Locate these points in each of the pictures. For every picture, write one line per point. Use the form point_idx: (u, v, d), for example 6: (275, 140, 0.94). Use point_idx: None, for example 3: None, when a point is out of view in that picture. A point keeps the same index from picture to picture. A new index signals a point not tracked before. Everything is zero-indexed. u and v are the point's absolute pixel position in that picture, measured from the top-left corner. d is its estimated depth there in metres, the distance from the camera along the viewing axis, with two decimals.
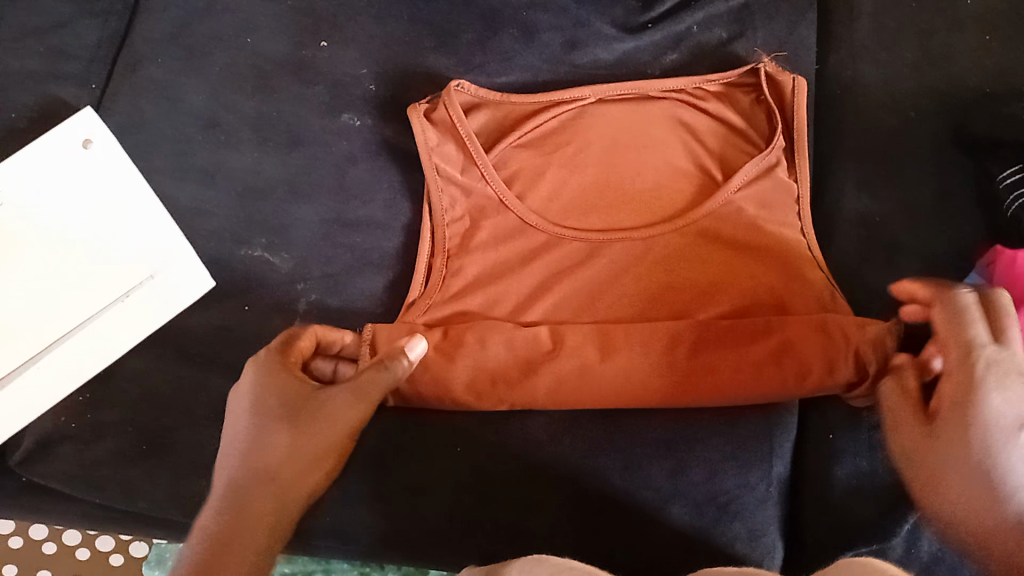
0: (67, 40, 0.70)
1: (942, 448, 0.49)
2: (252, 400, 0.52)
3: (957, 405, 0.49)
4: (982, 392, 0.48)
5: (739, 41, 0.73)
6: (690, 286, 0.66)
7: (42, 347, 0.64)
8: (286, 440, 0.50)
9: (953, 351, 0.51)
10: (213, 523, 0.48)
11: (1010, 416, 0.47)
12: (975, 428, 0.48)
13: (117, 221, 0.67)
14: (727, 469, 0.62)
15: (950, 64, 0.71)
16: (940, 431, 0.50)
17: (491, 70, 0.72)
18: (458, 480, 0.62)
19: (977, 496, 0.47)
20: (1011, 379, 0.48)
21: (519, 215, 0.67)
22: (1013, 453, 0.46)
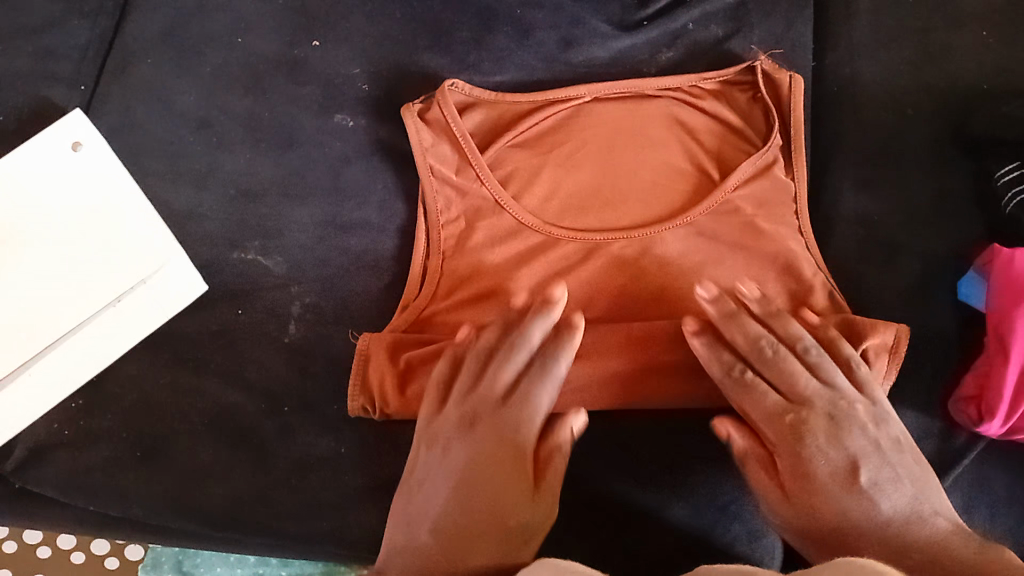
0: (57, 41, 0.69)
1: (801, 516, 0.52)
2: (461, 470, 0.52)
3: (801, 466, 0.52)
4: (809, 454, 0.52)
5: (736, 38, 0.72)
6: (682, 288, 0.65)
7: (31, 356, 0.62)
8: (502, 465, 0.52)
9: (767, 413, 0.54)
10: (423, 542, 0.49)
11: (841, 466, 0.52)
12: (828, 484, 0.51)
13: (108, 226, 0.65)
14: (726, 470, 0.61)
15: (947, 61, 0.70)
16: (799, 494, 0.52)
17: (485, 69, 0.71)
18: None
19: (840, 542, 0.50)
20: (836, 431, 0.53)
21: (514, 215, 0.66)
22: (870, 500, 0.50)
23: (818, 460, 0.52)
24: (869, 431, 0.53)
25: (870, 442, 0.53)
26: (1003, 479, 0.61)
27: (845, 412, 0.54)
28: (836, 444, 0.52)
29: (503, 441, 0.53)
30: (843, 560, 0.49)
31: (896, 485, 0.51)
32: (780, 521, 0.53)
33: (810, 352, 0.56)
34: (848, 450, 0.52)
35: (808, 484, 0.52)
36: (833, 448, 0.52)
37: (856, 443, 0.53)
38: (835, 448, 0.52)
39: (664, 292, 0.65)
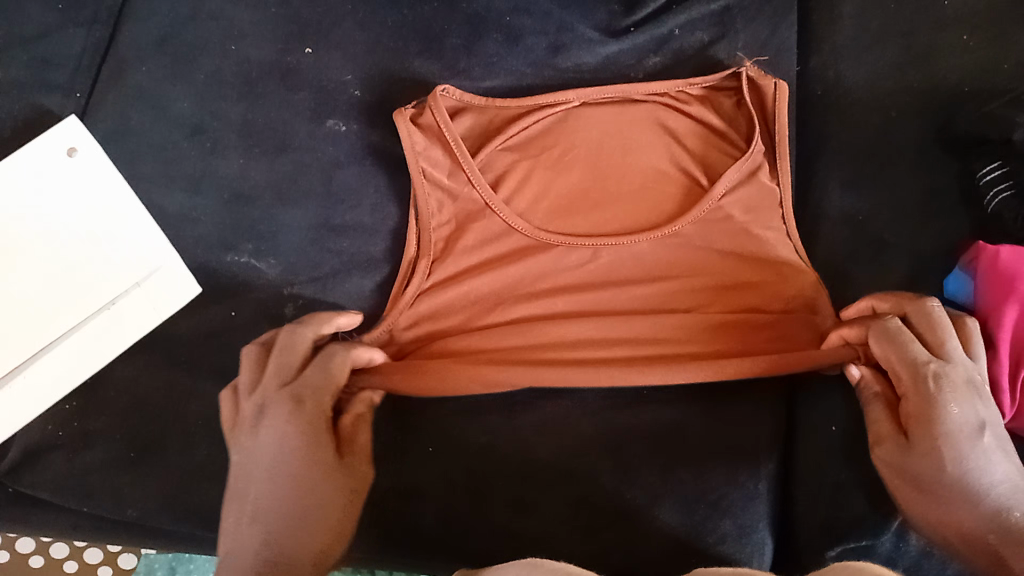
0: (53, 50, 0.68)
1: (903, 465, 0.51)
2: (280, 475, 0.49)
3: (929, 422, 0.50)
4: (945, 403, 0.50)
5: (721, 43, 0.73)
6: (669, 289, 0.67)
7: (29, 356, 0.63)
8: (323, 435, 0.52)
9: (918, 370, 0.51)
10: (258, 524, 0.47)
11: (971, 424, 0.50)
12: (950, 439, 0.49)
13: (102, 231, 0.66)
14: (716, 467, 0.62)
15: (930, 62, 0.71)
16: (917, 441, 0.50)
17: (476, 75, 0.73)
18: (450, 484, 0.62)
19: (948, 493, 0.49)
20: (965, 392, 0.51)
21: (504, 219, 0.67)
22: (986, 460, 0.49)
23: (950, 418, 0.50)
24: (989, 400, 0.52)
25: (990, 411, 0.51)
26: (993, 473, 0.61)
27: (977, 379, 0.52)
28: (968, 403, 0.50)
29: (312, 420, 0.52)
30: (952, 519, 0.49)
31: (1006, 456, 0.50)
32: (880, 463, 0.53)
33: (931, 316, 0.54)
34: (978, 416, 0.50)
35: (940, 441, 0.49)
36: (968, 406, 0.50)
37: (980, 407, 0.51)
38: (969, 406, 0.50)
39: (656, 295, 0.67)
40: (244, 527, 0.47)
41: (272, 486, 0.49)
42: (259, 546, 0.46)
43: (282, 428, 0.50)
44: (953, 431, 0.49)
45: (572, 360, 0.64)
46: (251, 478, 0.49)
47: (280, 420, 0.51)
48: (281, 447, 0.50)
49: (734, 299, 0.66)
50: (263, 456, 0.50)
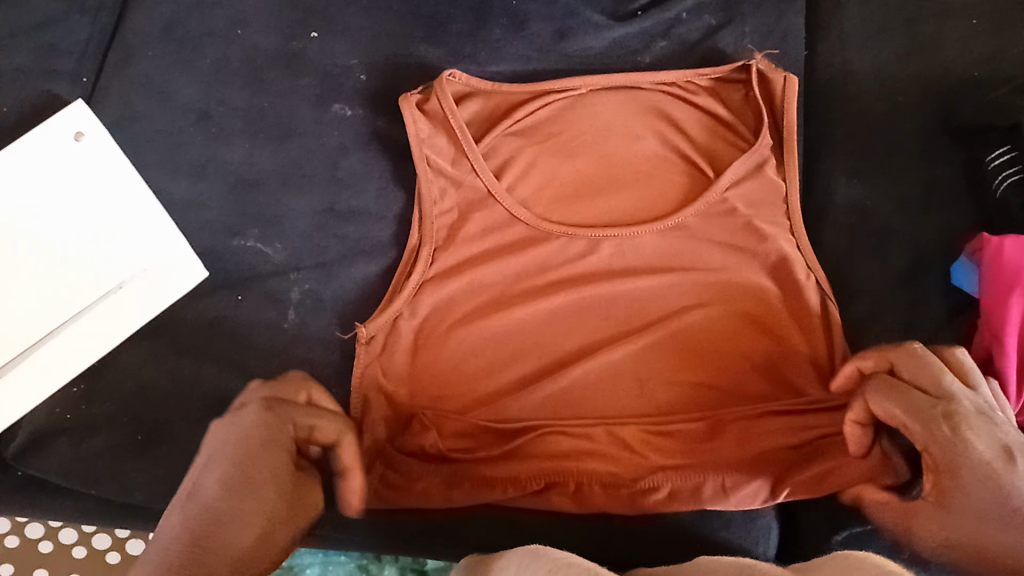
0: (58, 36, 0.69)
1: (942, 527, 0.48)
2: (231, 459, 0.46)
3: (954, 467, 0.47)
4: (962, 442, 0.47)
5: (727, 29, 0.72)
6: (657, 309, 0.66)
7: (33, 341, 0.63)
8: (281, 447, 0.49)
9: (924, 417, 0.49)
10: (180, 519, 0.44)
11: (999, 454, 0.46)
12: (982, 480, 0.46)
13: (107, 216, 0.66)
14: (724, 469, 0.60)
15: (937, 49, 0.70)
16: (949, 494, 0.47)
17: (482, 60, 0.72)
18: (456, 467, 0.61)
19: (1005, 541, 0.46)
20: (979, 422, 0.48)
21: (508, 209, 0.66)
22: None
23: (974, 462, 0.46)
24: (1007, 426, 0.48)
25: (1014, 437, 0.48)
26: None
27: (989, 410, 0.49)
28: (986, 432, 0.47)
29: (279, 430, 0.49)
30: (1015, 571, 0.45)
31: None
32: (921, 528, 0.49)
33: (918, 356, 0.52)
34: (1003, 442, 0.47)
35: (966, 487, 0.46)
36: (987, 436, 0.47)
37: (1000, 433, 0.47)
38: (989, 436, 0.47)
39: (655, 297, 0.66)
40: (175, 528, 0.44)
41: (216, 490, 0.45)
42: (176, 534, 0.43)
43: (251, 425, 0.48)
44: (979, 469, 0.46)
45: (590, 384, 0.64)
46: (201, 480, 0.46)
47: (248, 416, 0.49)
48: (242, 444, 0.47)
49: (734, 322, 0.65)
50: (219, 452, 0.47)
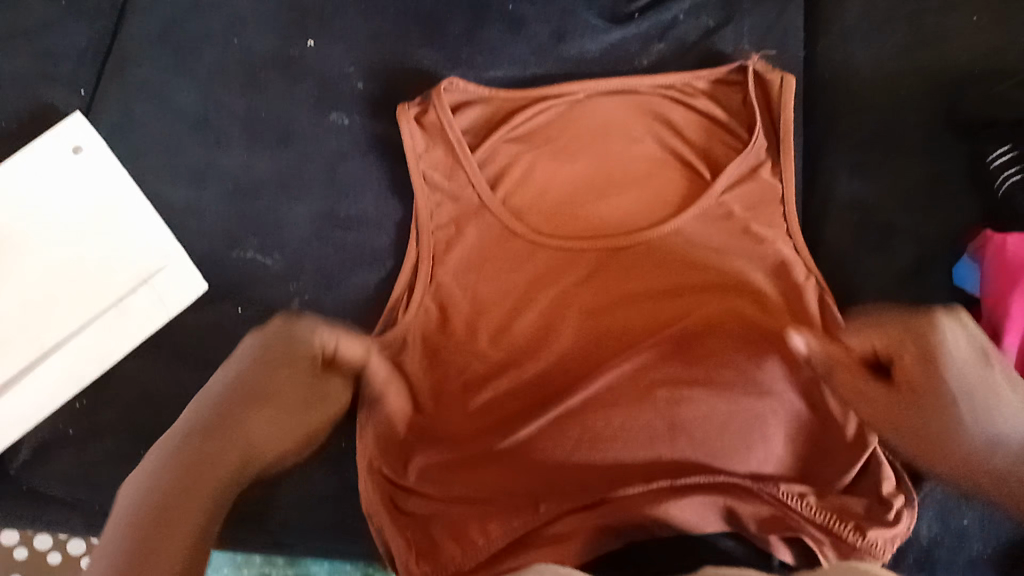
0: (55, 43, 0.70)
1: (930, 426, 0.52)
2: (253, 363, 0.53)
3: (937, 349, 0.52)
4: (944, 331, 0.53)
5: (726, 28, 0.72)
6: (656, 321, 0.63)
7: (39, 355, 0.65)
8: (302, 370, 0.55)
9: (897, 342, 0.55)
10: (197, 411, 0.49)
11: (977, 348, 0.52)
12: (958, 364, 0.51)
13: (108, 229, 0.67)
14: (736, 490, 0.55)
15: (939, 42, 0.70)
16: (922, 378, 0.53)
17: (480, 63, 0.71)
18: (436, 508, 0.56)
19: (971, 423, 0.50)
20: (967, 320, 0.54)
21: (503, 221, 0.65)
22: (1001, 387, 0.51)
23: (949, 364, 0.52)
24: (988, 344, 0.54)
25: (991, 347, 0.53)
26: None
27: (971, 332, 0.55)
28: (968, 330, 0.53)
29: (303, 351, 0.55)
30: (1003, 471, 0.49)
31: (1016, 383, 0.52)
32: (916, 443, 0.53)
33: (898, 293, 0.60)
34: (976, 339, 0.53)
35: (944, 371, 0.52)
36: (969, 336, 0.53)
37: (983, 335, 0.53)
38: (967, 337, 0.53)
39: (656, 309, 0.63)
40: (196, 415, 0.49)
41: (225, 385, 0.51)
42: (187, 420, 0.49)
43: (279, 339, 0.55)
44: (956, 359, 0.52)
45: (590, 411, 0.59)
46: (224, 375, 0.53)
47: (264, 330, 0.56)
48: (263, 356, 0.54)
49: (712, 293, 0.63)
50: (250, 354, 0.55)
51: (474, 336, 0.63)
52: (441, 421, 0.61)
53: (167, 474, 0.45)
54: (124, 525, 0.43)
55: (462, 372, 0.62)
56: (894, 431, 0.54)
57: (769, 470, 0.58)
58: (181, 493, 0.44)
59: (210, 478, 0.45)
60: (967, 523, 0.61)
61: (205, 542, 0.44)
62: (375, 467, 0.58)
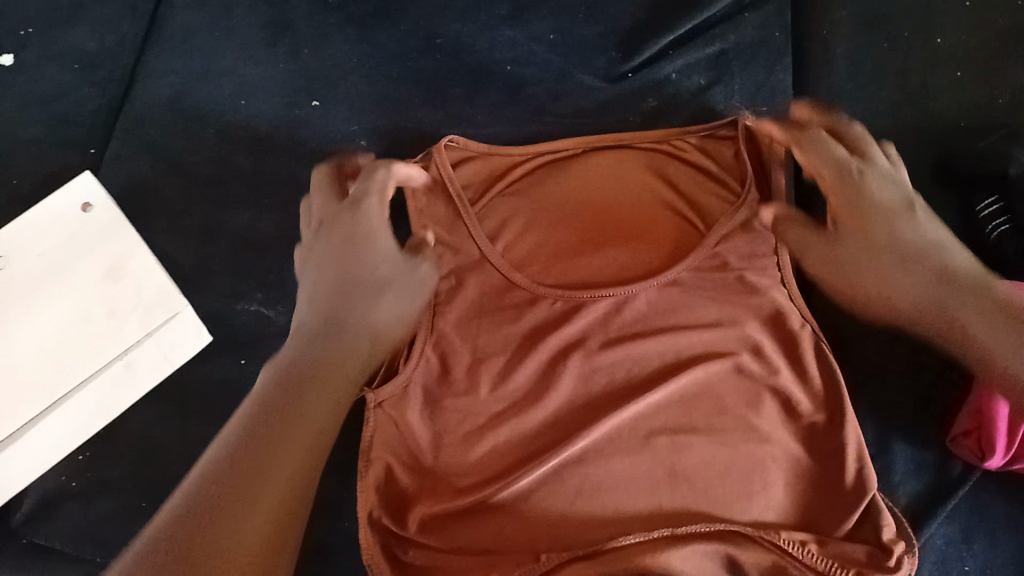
0: (68, 108, 0.72)
1: (869, 267, 0.58)
2: (328, 262, 0.58)
3: (862, 189, 0.59)
4: (870, 185, 0.59)
5: (718, 87, 0.74)
6: (655, 370, 0.63)
7: (45, 408, 0.66)
8: (356, 252, 0.58)
9: (821, 142, 0.62)
10: (273, 375, 0.50)
11: (899, 200, 0.59)
12: (887, 213, 0.58)
13: (116, 283, 0.69)
14: (733, 541, 0.56)
15: (925, 99, 0.72)
16: (845, 228, 0.59)
17: (479, 122, 0.74)
18: (438, 560, 0.57)
19: (909, 284, 0.57)
20: (878, 160, 0.61)
21: (503, 273, 0.65)
22: (919, 230, 0.58)
23: (881, 216, 0.58)
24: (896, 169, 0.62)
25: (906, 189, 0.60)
26: (1002, 505, 0.63)
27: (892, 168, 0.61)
28: (888, 177, 0.60)
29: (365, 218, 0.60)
30: (959, 317, 0.55)
31: (933, 220, 0.59)
32: (867, 288, 0.59)
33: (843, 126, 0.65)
34: (900, 185, 0.60)
35: (881, 231, 0.58)
36: (889, 187, 0.60)
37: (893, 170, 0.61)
38: (882, 176, 0.60)
39: (655, 357, 0.63)
40: (286, 359, 0.51)
41: (308, 310, 0.56)
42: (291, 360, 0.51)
43: (343, 224, 0.60)
44: (881, 211, 0.59)
45: (592, 462, 0.59)
46: (315, 266, 0.59)
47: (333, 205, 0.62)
48: (330, 251, 0.59)
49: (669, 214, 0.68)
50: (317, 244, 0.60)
51: (472, 389, 0.62)
52: (441, 470, 0.60)
53: (265, 413, 0.47)
54: (222, 456, 0.44)
55: (462, 424, 0.61)
56: (834, 275, 0.61)
57: (770, 517, 0.58)
58: (280, 435, 0.46)
59: (308, 426, 0.47)
60: (969, 569, 0.62)
61: (303, 485, 0.46)
62: (376, 516, 0.59)
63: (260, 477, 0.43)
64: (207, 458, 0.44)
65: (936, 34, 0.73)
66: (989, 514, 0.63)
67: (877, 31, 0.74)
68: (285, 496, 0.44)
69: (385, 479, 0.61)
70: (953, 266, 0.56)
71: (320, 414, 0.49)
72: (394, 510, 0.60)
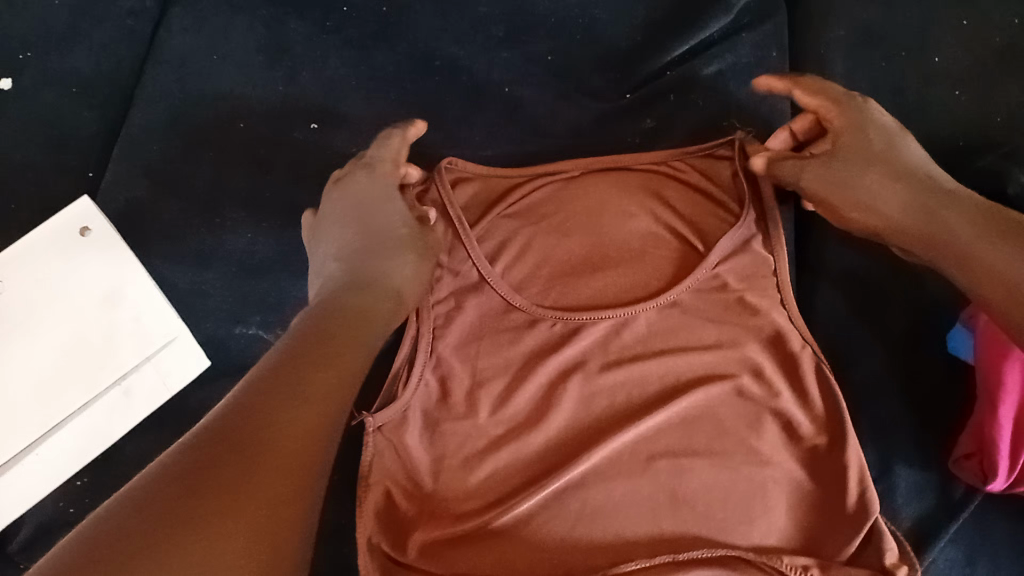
0: (65, 132, 0.72)
1: (869, 179, 0.58)
2: (354, 219, 0.60)
3: (859, 115, 0.61)
4: (869, 114, 0.61)
5: (716, 107, 0.74)
6: (656, 393, 0.62)
7: (41, 434, 0.66)
8: (382, 214, 0.60)
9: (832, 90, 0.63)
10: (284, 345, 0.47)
11: (893, 129, 0.62)
12: (885, 137, 0.60)
13: (114, 308, 0.69)
14: (737, 567, 0.55)
15: (923, 118, 0.72)
16: (846, 148, 0.60)
17: (477, 143, 0.74)
18: None
19: (899, 194, 0.57)
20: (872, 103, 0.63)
21: (503, 295, 0.65)
22: (915, 158, 0.60)
23: (882, 141, 0.60)
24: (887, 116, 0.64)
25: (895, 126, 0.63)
26: (1005, 529, 0.63)
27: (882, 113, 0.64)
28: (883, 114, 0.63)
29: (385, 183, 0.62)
30: (957, 238, 0.53)
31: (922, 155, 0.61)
32: (854, 207, 0.59)
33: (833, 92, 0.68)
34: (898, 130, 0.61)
35: (882, 151, 0.59)
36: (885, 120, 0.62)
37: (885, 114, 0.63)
38: (883, 117, 0.62)
39: (655, 380, 0.63)
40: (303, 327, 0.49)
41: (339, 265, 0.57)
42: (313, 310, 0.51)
43: (361, 188, 0.62)
44: (881, 134, 0.60)
45: (593, 488, 0.59)
46: (342, 232, 0.59)
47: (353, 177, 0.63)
48: (351, 213, 0.60)
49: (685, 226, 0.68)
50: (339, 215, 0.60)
51: (472, 412, 0.62)
52: (440, 495, 0.60)
53: (265, 384, 0.43)
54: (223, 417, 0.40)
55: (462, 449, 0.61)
56: (825, 189, 0.60)
57: (771, 541, 0.58)
58: (280, 404, 0.41)
59: (309, 397, 0.43)
60: None
61: (309, 452, 0.41)
62: (374, 543, 0.57)
63: (263, 438, 0.39)
64: (203, 424, 0.40)
65: (933, 53, 0.73)
66: (992, 535, 0.63)
67: (874, 51, 0.74)
68: (288, 457, 0.39)
69: (385, 504, 0.59)
70: (941, 187, 0.57)
71: (331, 377, 0.45)
72: (396, 534, 0.58)
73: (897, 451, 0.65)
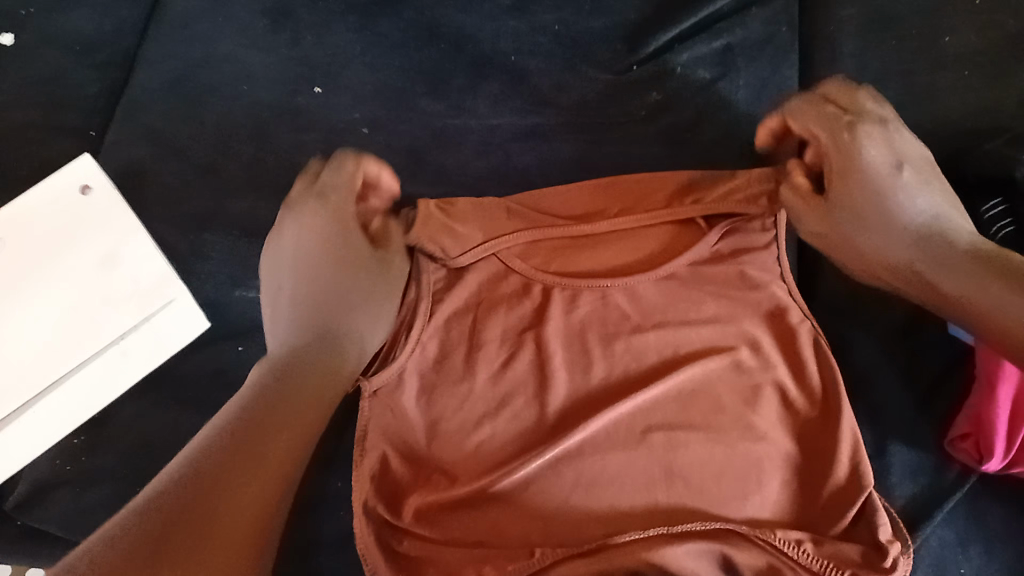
0: (67, 90, 0.74)
1: (850, 227, 0.55)
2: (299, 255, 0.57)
3: (849, 151, 0.56)
4: (861, 146, 0.56)
5: (723, 82, 0.74)
6: (653, 366, 0.62)
7: (38, 392, 0.66)
8: (325, 271, 0.56)
9: (830, 113, 0.58)
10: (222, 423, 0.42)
11: (889, 163, 0.56)
12: (871, 173, 0.55)
13: (112, 267, 0.69)
14: (731, 542, 0.55)
15: (933, 100, 0.71)
16: (837, 190, 0.56)
17: (482, 113, 0.73)
18: (429, 552, 0.56)
19: (875, 240, 0.54)
20: (871, 124, 0.57)
21: (503, 259, 0.66)
22: (905, 193, 0.54)
23: (871, 174, 0.55)
24: (894, 128, 0.58)
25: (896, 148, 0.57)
26: (999, 512, 0.63)
27: (894, 125, 0.58)
28: (880, 138, 0.57)
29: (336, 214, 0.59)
30: (945, 289, 0.50)
31: (925, 182, 0.56)
32: (846, 253, 0.56)
33: (847, 85, 0.60)
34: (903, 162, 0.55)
35: (866, 193, 0.54)
36: (880, 142, 0.56)
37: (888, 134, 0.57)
38: (883, 147, 0.56)
39: (653, 353, 0.62)
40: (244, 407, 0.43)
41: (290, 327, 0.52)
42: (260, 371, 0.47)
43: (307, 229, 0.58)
44: (867, 167, 0.55)
45: (590, 459, 0.58)
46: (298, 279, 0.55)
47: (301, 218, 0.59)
48: (298, 253, 0.57)
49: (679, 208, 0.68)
50: (294, 251, 0.57)
51: (470, 381, 0.62)
52: (433, 458, 0.60)
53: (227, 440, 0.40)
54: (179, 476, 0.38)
55: (463, 419, 0.61)
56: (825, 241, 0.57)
57: (765, 515, 0.57)
58: (248, 474, 0.39)
59: (275, 465, 0.41)
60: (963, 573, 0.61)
61: (262, 530, 0.38)
62: (370, 507, 0.58)
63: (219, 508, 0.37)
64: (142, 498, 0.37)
65: (945, 33, 0.73)
66: (986, 520, 0.62)
67: (885, 30, 0.73)
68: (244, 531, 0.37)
69: (381, 471, 0.60)
70: (944, 228, 0.52)
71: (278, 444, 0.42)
72: (390, 500, 0.59)
73: (894, 433, 0.65)
